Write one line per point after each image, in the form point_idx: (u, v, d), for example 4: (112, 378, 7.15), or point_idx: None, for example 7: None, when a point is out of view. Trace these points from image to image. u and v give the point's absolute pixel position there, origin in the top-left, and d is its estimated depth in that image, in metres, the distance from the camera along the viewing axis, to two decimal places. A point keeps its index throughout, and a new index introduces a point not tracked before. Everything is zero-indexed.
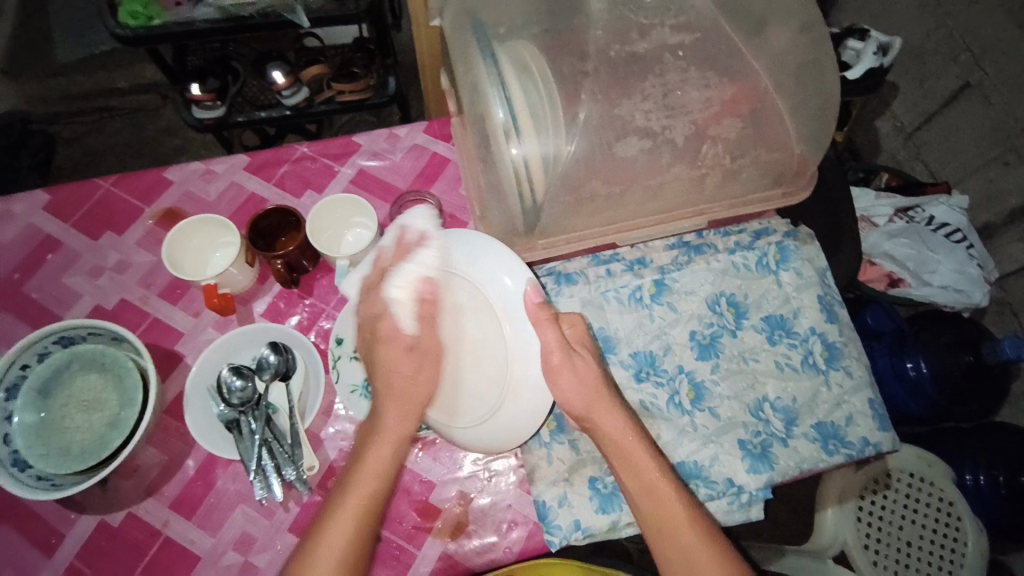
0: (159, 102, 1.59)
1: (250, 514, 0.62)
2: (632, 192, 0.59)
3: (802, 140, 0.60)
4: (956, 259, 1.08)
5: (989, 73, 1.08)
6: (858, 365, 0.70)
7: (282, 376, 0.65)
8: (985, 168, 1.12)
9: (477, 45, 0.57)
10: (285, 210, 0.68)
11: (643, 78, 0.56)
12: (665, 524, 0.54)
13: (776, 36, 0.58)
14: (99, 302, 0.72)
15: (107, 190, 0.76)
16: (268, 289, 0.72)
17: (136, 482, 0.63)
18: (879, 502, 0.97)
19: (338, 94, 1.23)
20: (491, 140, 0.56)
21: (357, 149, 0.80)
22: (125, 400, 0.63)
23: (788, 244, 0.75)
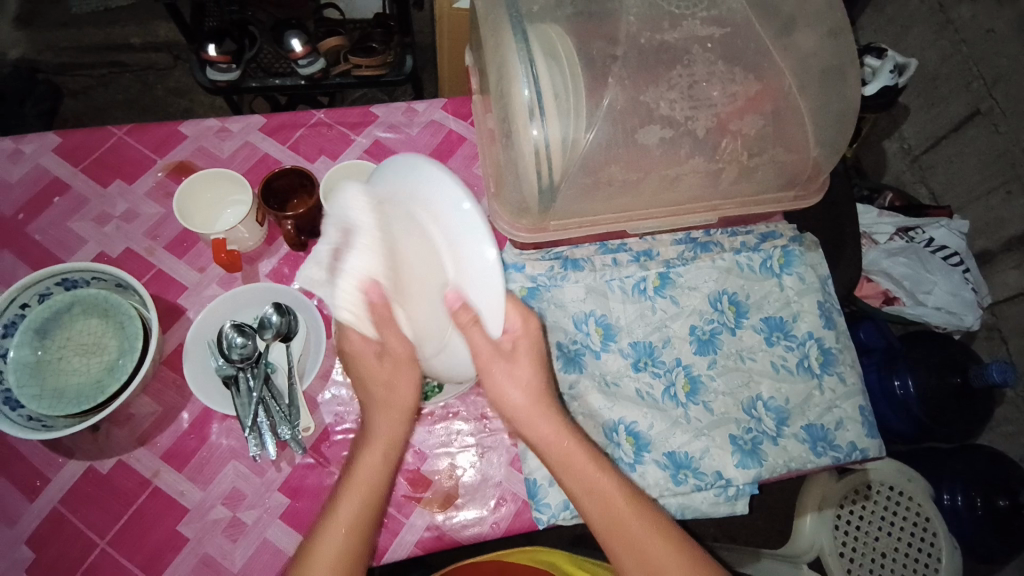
0: (172, 62, 1.57)
1: (241, 470, 0.62)
2: (648, 181, 0.60)
3: (820, 145, 0.60)
4: (952, 282, 1.09)
5: (998, 101, 1.09)
6: (852, 372, 0.72)
7: (283, 337, 0.65)
8: (988, 196, 1.14)
9: (509, 22, 0.57)
10: (299, 171, 0.68)
11: (670, 68, 0.57)
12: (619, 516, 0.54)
13: (804, 38, 0.59)
14: (103, 249, 0.71)
15: (121, 138, 0.76)
16: (275, 251, 0.72)
17: (129, 430, 0.63)
18: (857, 511, 0.98)
19: (355, 68, 1.22)
20: (512, 118, 0.55)
21: (374, 120, 0.80)
22: (124, 347, 0.63)
23: (794, 249, 0.76)
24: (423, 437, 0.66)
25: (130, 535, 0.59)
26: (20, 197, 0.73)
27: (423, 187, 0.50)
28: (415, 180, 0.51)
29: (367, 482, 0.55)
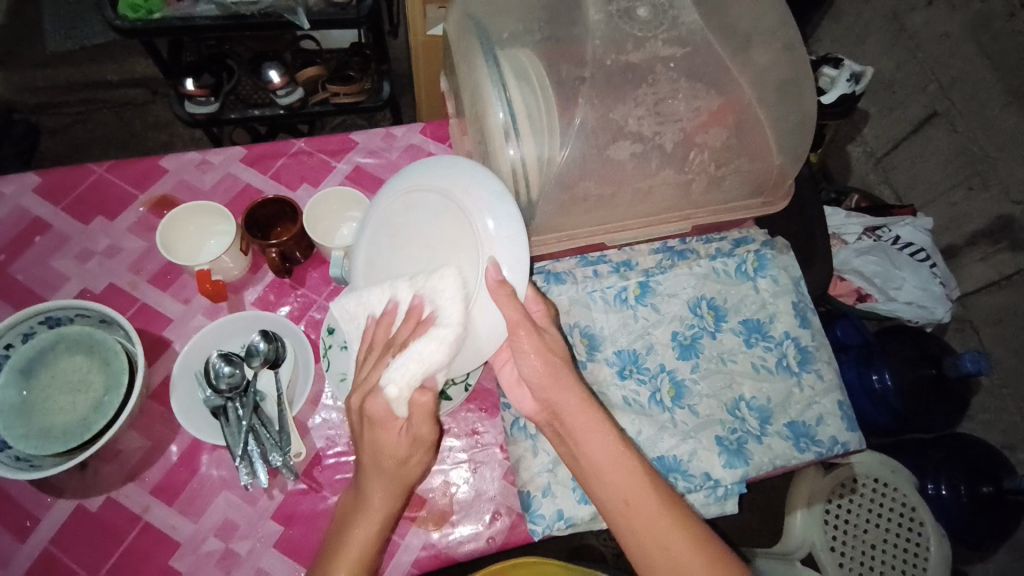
0: (149, 96, 1.58)
1: (233, 500, 0.62)
2: (621, 194, 0.62)
3: (782, 153, 0.63)
4: (921, 277, 1.13)
5: (955, 102, 1.15)
6: (829, 368, 0.74)
7: (271, 363, 0.65)
8: (950, 193, 1.19)
9: (481, 50, 0.60)
10: (283, 200, 0.69)
11: (636, 86, 0.59)
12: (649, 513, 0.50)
13: (761, 54, 0.62)
14: (86, 285, 0.71)
15: (101, 175, 0.76)
16: (260, 279, 0.72)
17: (118, 467, 0.63)
18: (845, 505, 1.01)
19: (333, 96, 1.25)
20: (490, 140, 0.58)
21: (354, 147, 0.82)
22: (110, 382, 0.63)
23: (766, 253, 0.79)
24: None
25: (122, 574, 0.58)
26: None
27: (462, 179, 0.55)
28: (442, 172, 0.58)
29: (369, 536, 0.50)
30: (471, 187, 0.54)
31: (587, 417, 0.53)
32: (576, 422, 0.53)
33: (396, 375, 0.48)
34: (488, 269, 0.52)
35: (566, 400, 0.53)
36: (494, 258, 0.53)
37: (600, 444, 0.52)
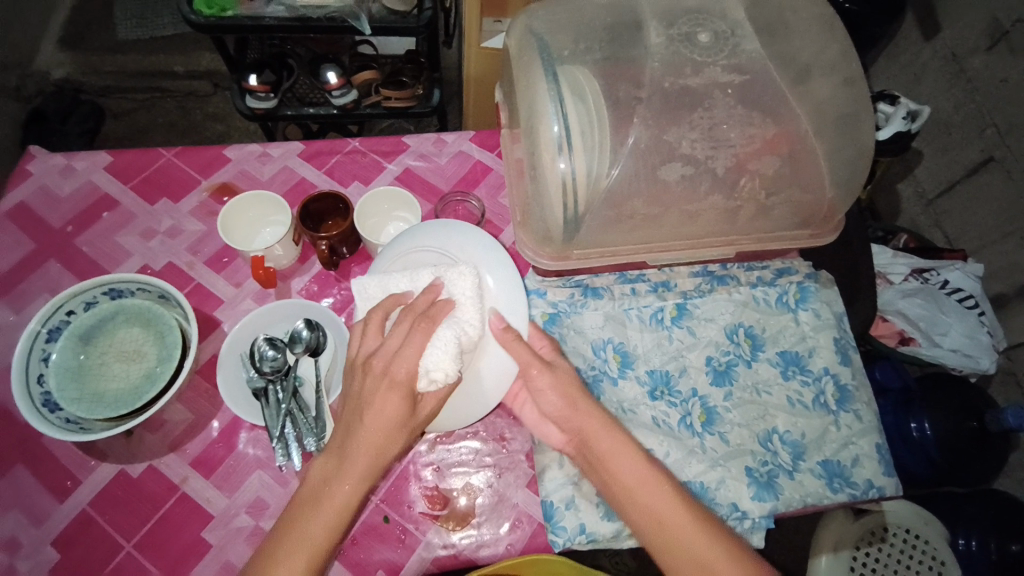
0: (211, 89, 1.66)
1: (266, 480, 0.64)
2: (668, 215, 0.63)
3: (834, 186, 0.63)
4: (967, 324, 1.10)
5: (1012, 149, 1.11)
6: (867, 409, 0.72)
7: (312, 351, 0.67)
8: (1003, 240, 1.15)
9: (542, 65, 0.61)
10: (336, 196, 0.72)
11: (692, 110, 0.60)
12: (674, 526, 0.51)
13: (819, 85, 0.62)
14: (147, 262, 0.75)
15: (169, 160, 0.81)
16: (307, 270, 0.75)
17: (161, 436, 0.65)
18: (874, 553, 0.97)
19: (385, 100, 1.29)
20: (542, 151, 0.59)
21: (406, 149, 0.85)
22: (161, 356, 0.66)
23: (809, 286, 0.78)
24: (442, 455, 0.67)
25: (157, 539, 0.61)
26: (72, 211, 0.77)
27: (456, 239, 0.67)
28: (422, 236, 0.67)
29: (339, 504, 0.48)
30: (468, 246, 0.66)
31: (616, 444, 0.55)
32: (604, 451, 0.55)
33: (439, 361, 0.55)
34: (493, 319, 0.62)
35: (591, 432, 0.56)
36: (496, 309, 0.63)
37: (635, 469, 0.53)
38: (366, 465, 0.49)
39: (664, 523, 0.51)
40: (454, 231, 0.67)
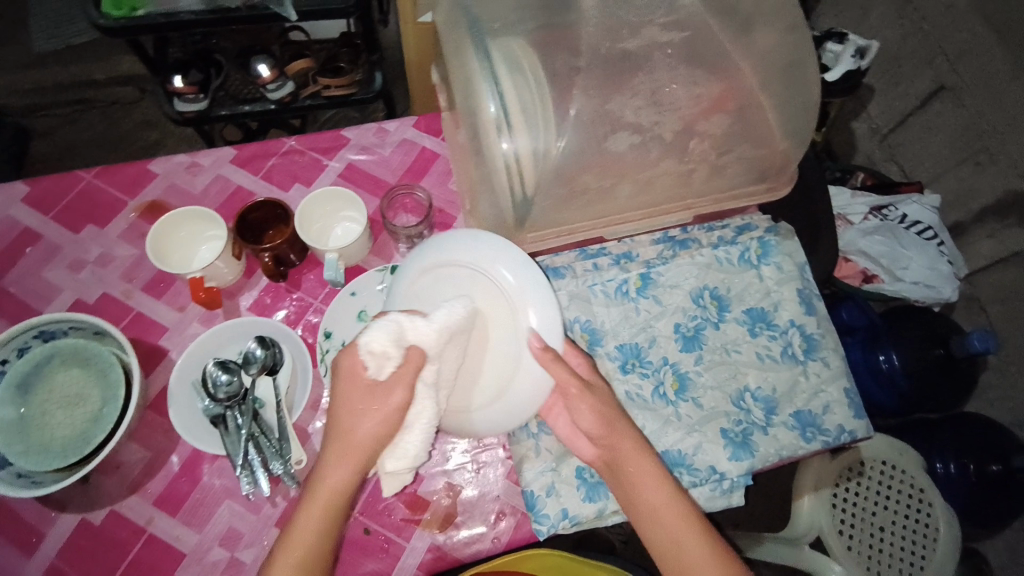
0: (139, 95, 1.55)
1: (235, 509, 0.61)
2: (622, 185, 0.60)
3: (786, 137, 0.61)
4: (928, 256, 1.11)
5: (963, 76, 1.11)
6: (835, 355, 0.73)
7: (270, 369, 0.64)
8: (958, 168, 1.16)
9: (471, 41, 0.58)
10: (273, 203, 0.68)
11: (634, 74, 0.57)
12: (664, 513, 0.55)
13: (762, 36, 0.60)
14: (80, 295, 0.70)
15: (90, 182, 0.75)
16: (255, 284, 0.71)
17: (120, 479, 0.62)
18: (853, 488, 1.01)
19: (324, 89, 1.23)
20: (483, 135, 0.57)
21: (347, 143, 0.80)
22: (107, 396, 0.62)
23: (770, 240, 0.77)
24: None
25: None
26: None
27: (486, 252, 0.61)
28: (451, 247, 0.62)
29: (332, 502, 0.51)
30: (500, 260, 0.61)
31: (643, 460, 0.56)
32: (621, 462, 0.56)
33: (378, 349, 0.52)
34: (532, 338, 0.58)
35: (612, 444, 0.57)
36: (534, 329, 0.59)
37: (655, 494, 0.55)
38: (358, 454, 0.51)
39: (659, 510, 0.55)
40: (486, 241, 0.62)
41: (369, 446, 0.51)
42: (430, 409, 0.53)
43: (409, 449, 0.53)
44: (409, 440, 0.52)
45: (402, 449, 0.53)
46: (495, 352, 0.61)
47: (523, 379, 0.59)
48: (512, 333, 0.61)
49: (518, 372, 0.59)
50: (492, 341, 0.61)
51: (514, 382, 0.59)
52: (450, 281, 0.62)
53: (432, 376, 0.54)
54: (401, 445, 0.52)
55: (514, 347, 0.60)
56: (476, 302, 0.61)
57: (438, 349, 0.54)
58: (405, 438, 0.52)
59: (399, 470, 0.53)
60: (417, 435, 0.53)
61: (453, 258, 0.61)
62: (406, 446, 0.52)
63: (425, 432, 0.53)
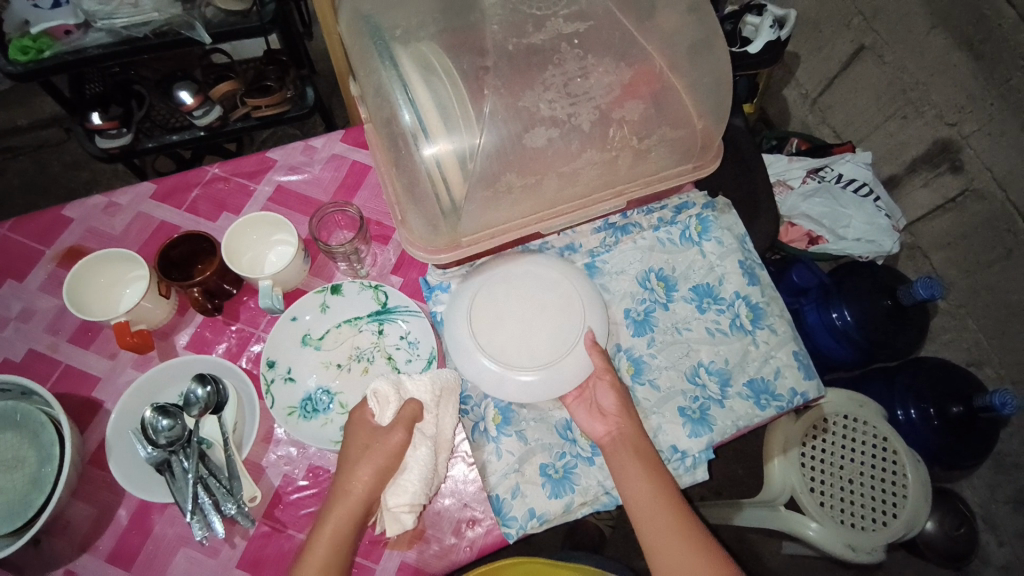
0: (63, 135, 1.49)
1: (194, 555, 0.59)
2: (547, 181, 0.60)
3: (702, 115, 0.62)
4: (866, 212, 1.15)
5: (880, 34, 1.15)
6: (782, 321, 0.74)
7: (214, 408, 0.62)
8: (886, 123, 1.19)
9: (376, 51, 0.57)
10: (195, 236, 0.65)
11: (543, 68, 0.57)
12: (643, 508, 0.58)
13: (667, 17, 0.60)
14: (5, 355, 0.67)
15: (3, 235, 0.71)
16: (189, 321, 0.69)
17: (68, 540, 0.60)
18: (819, 445, 1.03)
19: (254, 109, 1.19)
20: (402, 143, 0.56)
21: (273, 165, 0.78)
22: (43, 457, 0.59)
23: (708, 215, 0.78)
24: None
25: None
26: None
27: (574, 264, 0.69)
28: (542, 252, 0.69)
29: (343, 517, 0.55)
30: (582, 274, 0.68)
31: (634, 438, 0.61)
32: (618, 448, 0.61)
33: (382, 408, 0.58)
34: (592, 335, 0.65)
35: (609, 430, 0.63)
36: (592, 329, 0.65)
37: (644, 478, 0.59)
38: (370, 478, 0.56)
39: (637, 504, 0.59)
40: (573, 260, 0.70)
41: (373, 477, 0.56)
42: (426, 453, 0.58)
43: (409, 486, 0.57)
44: (408, 477, 0.57)
45: (402, 485, 0.57)
46: (552, 336, 0.64)
47: (569, 363, 0.64)
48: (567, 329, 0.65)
49: (569, 357, 0.64)
50: (558, 328, 0.65)
51: (560, 363, 0.63)
52: (537, 275, 0.67)
53: (428, 426, 0.60)
54: (403, 482, 0.57)
55: (569, 337, 0.65)
56: (552, 293, 0.66)
57: (432, 401, 0.61)
58: (405, 477, 0.57)
59: (399, 507, 0.57)
60: (415, 474, 0.57)
61: (547, 261, 0.68)
62: (405, 483, 0.57)
63: (423, 472, 0.58)
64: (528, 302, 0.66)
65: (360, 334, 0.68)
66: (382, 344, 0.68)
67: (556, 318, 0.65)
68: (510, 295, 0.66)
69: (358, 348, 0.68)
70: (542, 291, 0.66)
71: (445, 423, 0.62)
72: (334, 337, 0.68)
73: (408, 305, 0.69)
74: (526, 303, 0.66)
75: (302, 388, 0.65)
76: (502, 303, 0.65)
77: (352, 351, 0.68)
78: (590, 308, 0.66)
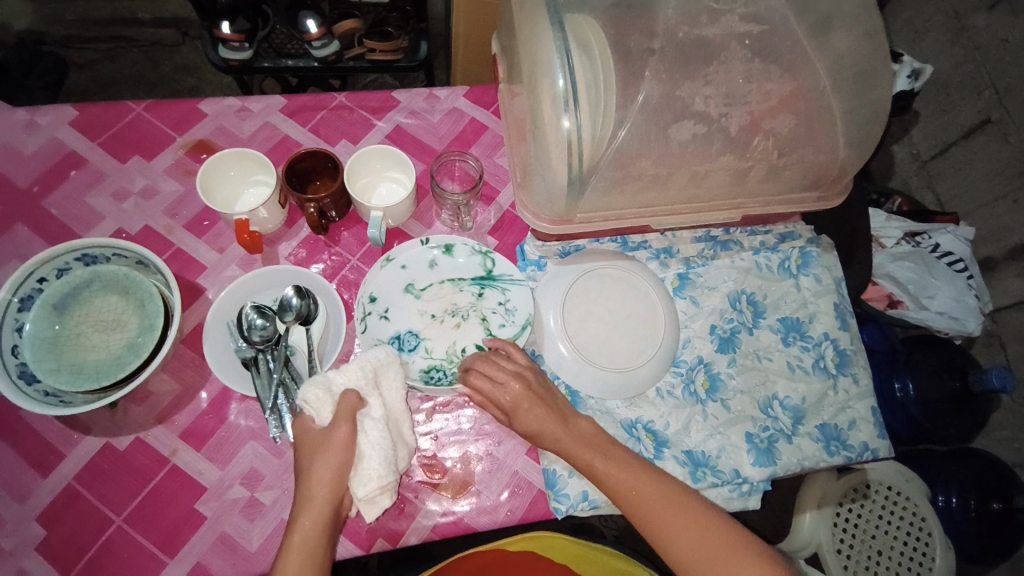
0: (180, 38, 1.54)
1: (260, 451, 0.62)
2: (678, 175, 0.60)
3: (849, 146, 0.61)
4: (956, 288, 1.09)
5: (1010, 111, 1.09)
6: (865, 374, 0.73)
7: (303, 320, 0.64)
8: (994, 204, 1.14)
9: (547, 10, 0.56)
10: (325, 155, 0.68)
11: (706, 63, 0.57)
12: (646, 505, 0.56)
13: (840, 38, 0.59)
14: (122, 225, 0.70)
15: (140, 114, 0.75)
16: (295, 234, 0.72)
17: (147, 409, 0.63)
18: (855, 510, 1.00)
19: (368, 52, 1.22)
20: (546, 107, 0.55)
21: (396, 106, 0.79)
22: (144, 325, 0.62)
23: (811, 251, 0.77)
24: (441, 424, 0.66)
25: (148, 513, 0.60)
26: (35, 170, 0.72)
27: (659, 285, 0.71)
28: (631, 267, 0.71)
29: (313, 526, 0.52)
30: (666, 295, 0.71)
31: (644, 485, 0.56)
32: (640, 502, 0.56)
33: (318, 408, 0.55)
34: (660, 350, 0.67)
35: (610, 480, 0.57)
36: (667, 346, 0.68)
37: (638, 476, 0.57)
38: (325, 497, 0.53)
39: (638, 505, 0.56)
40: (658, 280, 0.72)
41: (331, 480, 0.53)
42: (380, 435, 0.54)
43: (369, 474, 0.53)
44: (369, 466, 0.53)
45: (364, 476, 0.53)
46: (632, 344, 0.67)
47: (642, 371, 0.67)
48: (647, 339, 0.68)
49: (645, 366, 0.67)
50: (639, 338, 0.68)
51: (633, 369, 0.66)
52: (627, 286, 0.70)
53: (374, 409, 0.56)
54: (363, 471, 0.53)
55: (646, 348, 0.67)
56: (637, 305, 0.69)
57: (371, 385, 0.57)
58: (364, 465, 0.53)
59: (370, 494, 0.53)
60: (376, 460, 0.53)
61: (638, 274, 0.71)
62: (367, 471, 0.53)
63: (382, 455, 0.54)
64: (618, 307, 0.69)
65: (460, 293, 0.69)
66: (480, 306, 0.69)
67: (636, 328, 0.68)
68: (601, 298, 0.69)
69: (455, 305, 0.69)
70: (627, 301, 0.69)
71: (395, 397, 0.58)
72: (436, 291, 0.69)
73: (513, 275, 0.69)
74: (611, 311, 0.69)
75: (394, 326, 0.67)
76: (591, 305, 0.69)
77: (448, 306, 0.69)
78: (671, 329, 0.69)
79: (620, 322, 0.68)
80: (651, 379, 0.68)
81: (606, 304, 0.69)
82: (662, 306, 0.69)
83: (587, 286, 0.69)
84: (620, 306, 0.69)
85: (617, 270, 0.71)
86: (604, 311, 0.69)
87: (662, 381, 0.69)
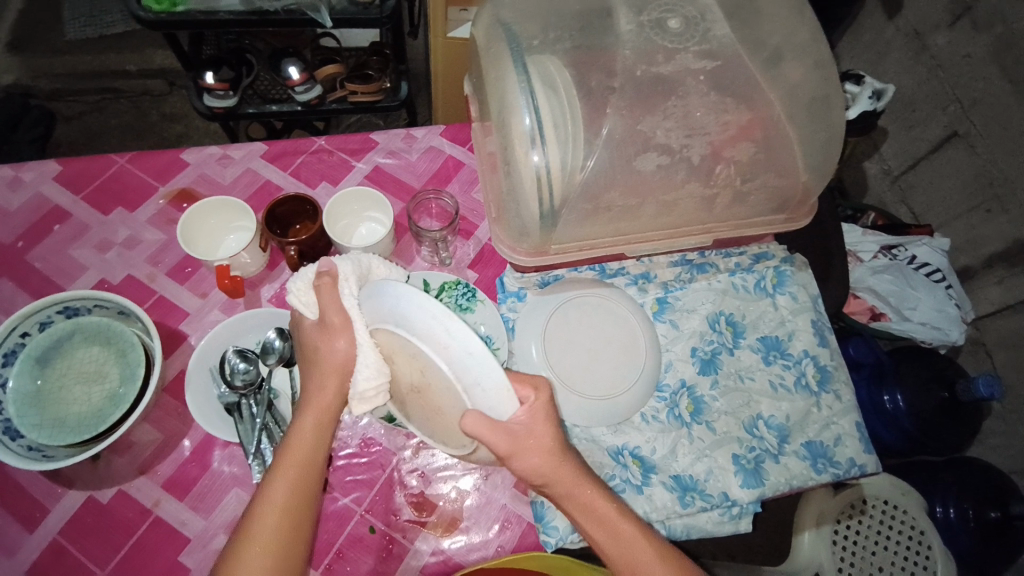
0: (167, 88, 1.58)
1: (244, 497, 0.62)
2: (645, 206, 0.62)
3: (808, 170, 0.63)
4: (936, 297, 1.11)
5: (975, 124, 1.12)
6: (847, 389, 0.73)
7: (286, 362, 0.65)
8: (968, 215, 1.16)
9: (511, 54, 0.59)
10: (302, 198, 0.69)
11: (666, 98, 0.59)
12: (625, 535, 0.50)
13: (792, 69, 0.62)
14: (105, 276, 0.71)
15: (123, 166, 0.76)
16: (277, 277, 0.73)
17: (130, 459, 0.63)
18: (854, 527, 0.99)
19: (351, 94, 1.23)
20: (513, 145, 0.57)
21: (375, 146, 0.82)
22: (125, 375, 0.63)
23: (786, 270, 0.78)
24: (427, 460, 0.66)
25: (130, 566, 0.59)
26: (19, 224, 0.73)
27: (632, 315, 0.70)
28: (605, 292, 0.71)
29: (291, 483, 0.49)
30: (641, 320, 0.70)
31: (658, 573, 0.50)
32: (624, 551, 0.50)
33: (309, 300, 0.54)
34: (645, 377, 0.68)
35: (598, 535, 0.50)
36: (649, 371, 0.68)
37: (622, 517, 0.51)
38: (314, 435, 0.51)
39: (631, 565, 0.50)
40: (637, 307, 0.72)
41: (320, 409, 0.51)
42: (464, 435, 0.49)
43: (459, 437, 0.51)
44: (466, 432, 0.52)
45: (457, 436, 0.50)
46: (615, 371, 0.68)
47: (627, 397, 0.67)
48: (631, 366, 0.68)
49: (628, 392, 0.67)
50: (621, 364, 0.68)
51: (618, 395, 0.67)
52: (598, 310, 0.70)
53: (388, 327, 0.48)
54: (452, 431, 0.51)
55: (632, 373, 0.68)
56: (617, 330, 0.69)
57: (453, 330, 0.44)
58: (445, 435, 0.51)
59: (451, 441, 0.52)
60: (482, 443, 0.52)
61: (612, 301, 0.71)
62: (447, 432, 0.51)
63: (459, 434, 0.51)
64: (599, 332, 0.69)
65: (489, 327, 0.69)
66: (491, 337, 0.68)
67: (616, 354, 0.68)
68: (584, 324, 0.69)
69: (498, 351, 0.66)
70: (604, 328, 0.69)
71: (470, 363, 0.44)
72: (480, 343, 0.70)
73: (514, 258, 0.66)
74: (597, 340, 0.68)
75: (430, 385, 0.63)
76: (575, 331, 0.69)
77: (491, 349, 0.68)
78: (651, 352, 0.69)
79: (600, 349, 0.68)
80: (636, 403, 0.68)
81: (588, 333, 0.69)
82: (640, 332, 0.70)
83: (563, 313, 0.69)
84: (604, 333, 0.69)
85: (593, 297, 0.71)
86: (591, 340, 0.68)
87: (645, 406, 0.70)
